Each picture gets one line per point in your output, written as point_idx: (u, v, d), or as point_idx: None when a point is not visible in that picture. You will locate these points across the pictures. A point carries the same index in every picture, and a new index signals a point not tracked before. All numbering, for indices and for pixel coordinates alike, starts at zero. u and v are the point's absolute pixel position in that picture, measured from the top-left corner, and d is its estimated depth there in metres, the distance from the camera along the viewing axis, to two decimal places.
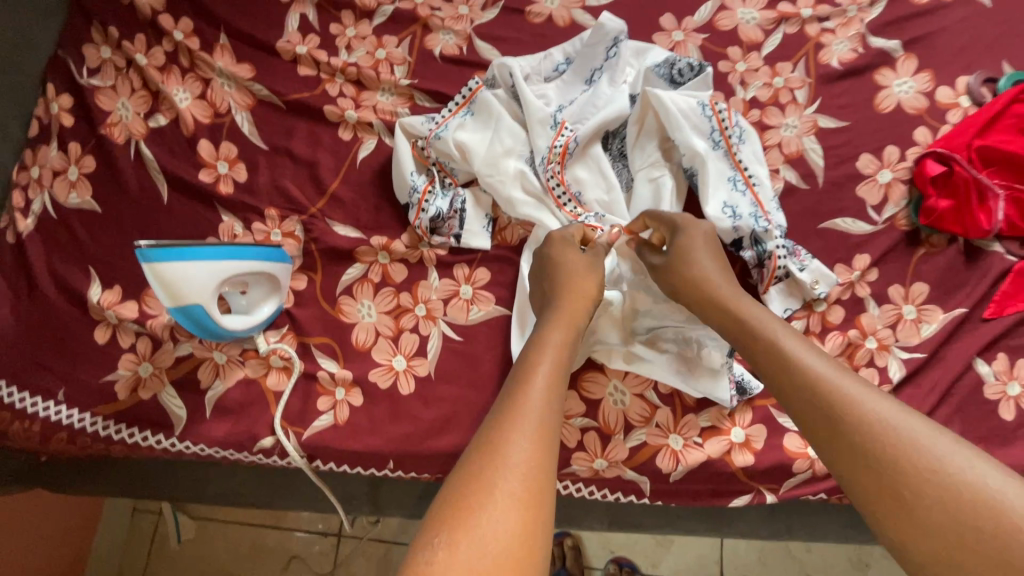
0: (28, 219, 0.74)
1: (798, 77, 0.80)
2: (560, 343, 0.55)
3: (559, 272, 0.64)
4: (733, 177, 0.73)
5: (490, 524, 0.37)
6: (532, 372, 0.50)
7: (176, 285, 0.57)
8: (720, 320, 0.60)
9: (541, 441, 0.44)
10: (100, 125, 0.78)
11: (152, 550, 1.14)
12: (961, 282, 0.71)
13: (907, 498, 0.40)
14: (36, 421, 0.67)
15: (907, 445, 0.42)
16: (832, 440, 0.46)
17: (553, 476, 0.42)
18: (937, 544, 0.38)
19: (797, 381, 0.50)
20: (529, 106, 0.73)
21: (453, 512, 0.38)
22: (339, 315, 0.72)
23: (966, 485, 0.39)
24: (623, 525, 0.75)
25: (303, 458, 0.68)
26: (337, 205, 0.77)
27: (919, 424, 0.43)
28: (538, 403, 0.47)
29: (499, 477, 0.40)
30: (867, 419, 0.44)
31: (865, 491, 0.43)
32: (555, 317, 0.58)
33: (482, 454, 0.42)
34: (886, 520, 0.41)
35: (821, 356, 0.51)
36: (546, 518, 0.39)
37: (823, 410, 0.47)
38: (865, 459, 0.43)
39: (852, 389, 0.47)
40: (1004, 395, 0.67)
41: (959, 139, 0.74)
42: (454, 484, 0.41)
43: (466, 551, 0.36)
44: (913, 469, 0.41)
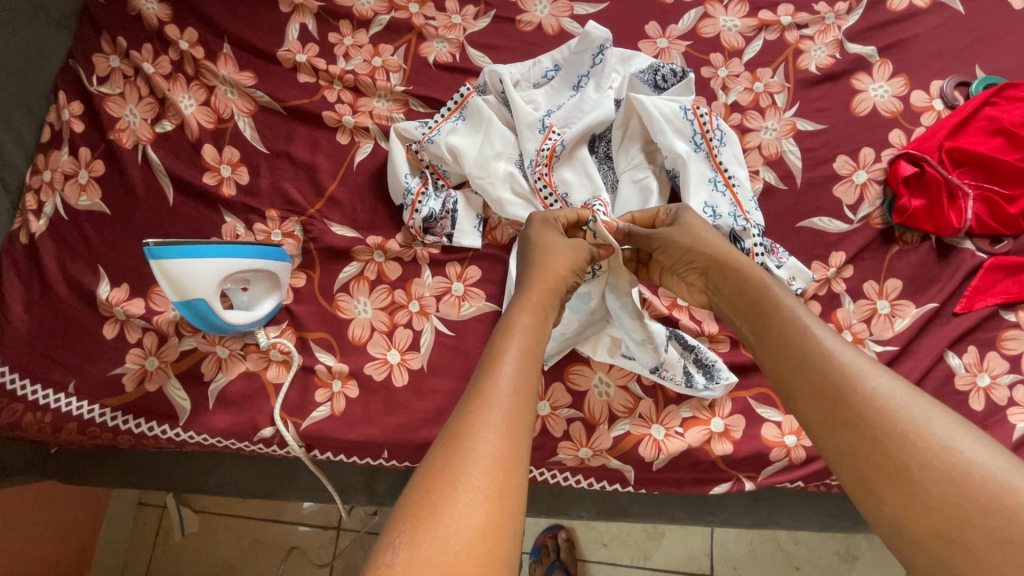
0: (40, 221, 0.77)
1: (778, 82, 0.83)
2: (528, 328, 0.56)
3: (539, 259, 0.64)
4: (713, 178, 0.76)
5: (453, 520, 0.39)
6: (498, 361, 0.51)
7: (182, 281, 0.60)
8: (727, 296, 0.61)
9: (506, 436, 0.45)
10: (109, 131, 0.82)
11: (156, 543, 1.17)
12: (934, 278, 0.74)
13: (906, 471, 0.41)
14: (48, 412, 0.70)
15: (913, 422, 0.43)
16: (836, 414, 0.47)
17: (519, 469, 0.44)
18: (928, 514, 0.40)
19: (806, 356, 0.51)
20: (518, 111, 0.77)
21: (415, 510, 0.40)
22: (335, 311, 0.75)
23: (966, 461, 0.40)
24: (610, 513, 0.78)
25: (302, 448, 0.71)
26: (334, 206, 0.80)
27: (923, 403, 0.44)
28: (505, 392, 0.48)
29: (465, 472, 0.42)
30: (876, 395, 0.45)
31: (862, 462, 0.44)
32: (525, 302, 0.59)
33: (451, 448, 0.44)
34: (879, 491, 0.42)
35: (830, 332, 0.52)
36: (510, 510, 0.42)
37: (834, 385, 0.48)
38: (870, 434, 0.44)
39: (861, 367, 0.48)
40: (974, 386, 0.70)
41: (931, 141, 0.77)
42: (420, 480, 0.42)
43: (429, 548, 0.38)
44: (916, 445, 0.42)
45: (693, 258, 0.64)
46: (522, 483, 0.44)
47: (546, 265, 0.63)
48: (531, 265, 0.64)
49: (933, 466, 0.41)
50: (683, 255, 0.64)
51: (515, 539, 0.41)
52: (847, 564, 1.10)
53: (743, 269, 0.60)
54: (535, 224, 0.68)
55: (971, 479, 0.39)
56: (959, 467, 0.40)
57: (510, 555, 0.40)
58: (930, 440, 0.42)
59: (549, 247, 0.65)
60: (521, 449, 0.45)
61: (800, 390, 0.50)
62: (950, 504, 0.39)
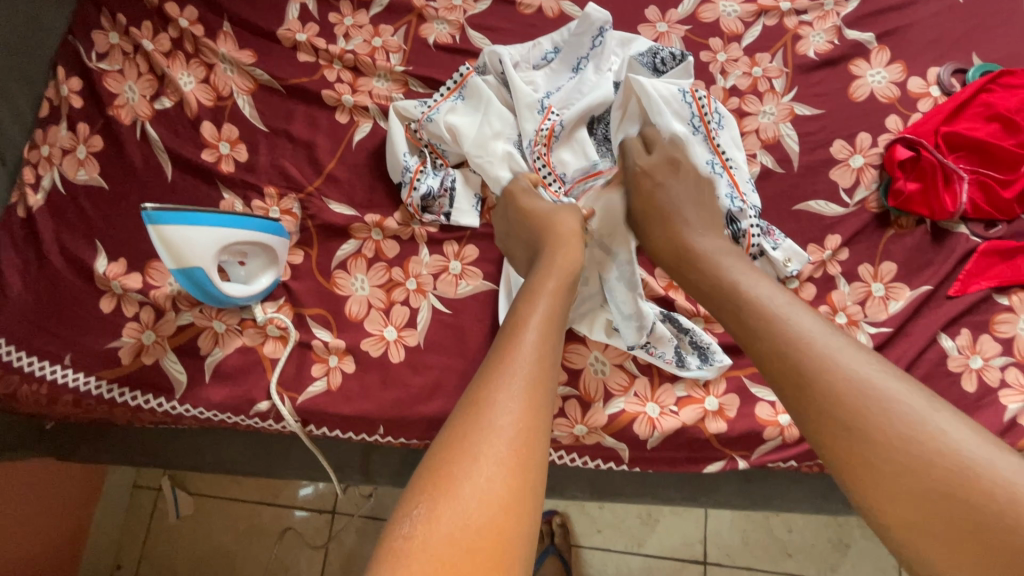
0: (38, 194, 0.77)
1: (776, 67, 0.84)
2: (552, 296, 0.58)
3: (548, 227, 0.67)
4: (711, 160, 0.76)
5: (474, 491, 0.41)
6: (523, 331, 0.52)
7: (179, 248, 0.60)
8: (696, 280, 0.65)
9: (529, 405, 0.46)
10: (108, 106, 0.81)
11: (150, 526, 1.17)
12: (928, 261, 0.75)
13: (872, 458, 0.44)
14: (44, 384, 0.70)
15: (882, 408, 0.45)
16: (805, 401, 0.49)
17: (540, 436, 0.45)
18: (894, 499, 0.42)
19: (775, 341, 0.53)
20: (518, 91, 0.77)
21: (433, 480, 0.41)
22: (333, 287, 0.76)
23: (935, 447, 0.42)
24: (604, 493, 0.79)
25: (298, 423, 0.71)
26: (333, 184, 0.80)
27: (893, 385, 0.47)
28: (528, 363, 0.49)
29: (486, 441, 0.43)
30: (843, 382, 0.47)
31: (832, 447, 0.46)
32: (552, 270, 0.61)
33: (471, 417, 0.45)
34: (850, 476, 0.45)
35: (802, 314, 0.54)
36: (531, 479, 0.43)
37: (799, 372, 0.50)
38: (838, 421, 0.46)
39: (830, 350, 0.50)
40: (967, 368, 0.71)
41: (927, 126, 0.78)
42: (439, 450, 0.44)
43: (448, 518, 0.39)
44: (883, 433, 0.44)
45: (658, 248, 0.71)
46: (543, 450, 0.45)
47: (561, 238, 0.66)
48: (546, 236, 0.67)
49: (898, 454, 0.43)
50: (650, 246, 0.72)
51: (536, 505, 0.42)
52: (840, 552, 1.11)
53: (709, 258, 0.65)
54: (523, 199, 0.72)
55: (938, 467, 0.41)
56: (931, 455, 0.42)
57: (530, 521, 0.41)
58: (897, 428, 0.44)
59: (536, 213, 0.70)
60: (541, 420, 0.46)
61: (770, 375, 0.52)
62: (915, 490, 0.42)
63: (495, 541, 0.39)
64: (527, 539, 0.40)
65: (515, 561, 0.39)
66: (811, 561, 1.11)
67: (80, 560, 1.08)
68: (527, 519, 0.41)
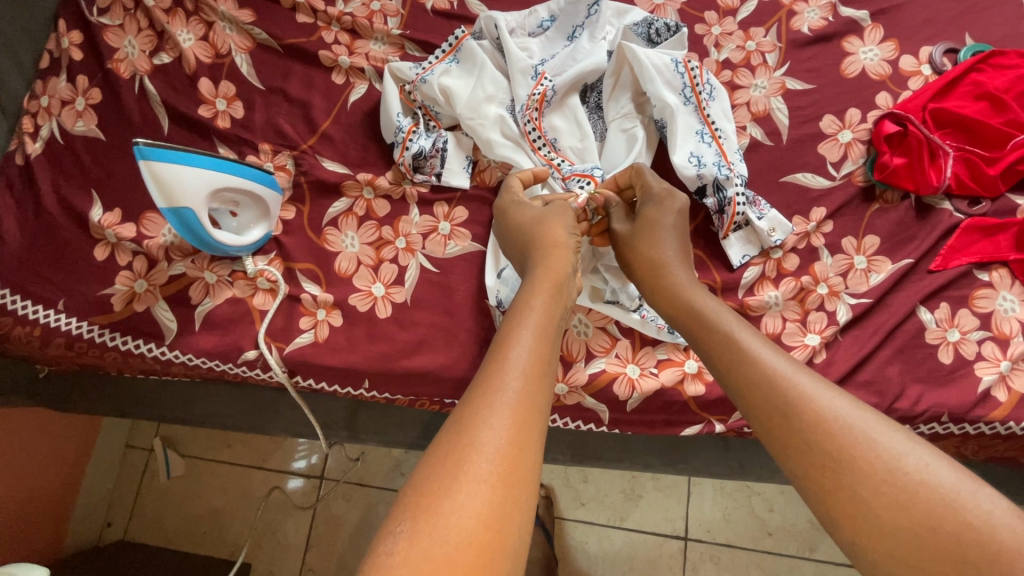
0: (36, 143, 0.78)
1: (770, 41, 0.84)
2: (543, 309, 0.57)
3: (538, 237, 0.66)
4: (700, 130, 0.77)
5: (456, 510, 0.39)
6: (510, 348, 0.51)
7: (170, 185, 0.62)
8: (667, 306, 0.64)
9: (514, 424, 0.45)
10: (107, 60, 0.82)
11: (142, 484, 1.19)
12: (911, 235, 0.76)
13: (856, 494, 0.42)
14: (37, 326, 0.71)
15: (860, 441, 0.44)
16: (783, 436, 0.47)
17: (530, 455, 0.44)
18: (877, 534, 0.40)
19: (754, 376, 0.51)
20: (512, 56, 0.78)
21: (418, 496, 0.40)
22: (323, 243, 0.77)
23: (914, 480, 0.41)
24: (585, 456, 0.80)
25: (284, 373, 0.73)
26: (327, 143, 0.82)
27: (868, 417, 0.45)
28: (514, 380, 0.48)
29: (471, 458, 0.42)
30: (823, 415, 0.46)
31: (816, 483, 0.44)
32: (538, 288, 0.59)
33: (455, 434, 0.44)
34: (832, 513, 0.43)
35: (775, 351, 0.53)
36: (517, 498, 0.42)
37: (779, 407, 0.48)
38: (819, 456, 0.44)
39: (809, 384, 0.49)
40: (944, 340, 0.72)
41: (916, 102, 0.78)
42: (422, 468, 0.42)
43: (429, 536, 0.38)
44: (862, 467, 0.42)
45: (635, 267, 0.68)
46: (531, 466, 0.44)
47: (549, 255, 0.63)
48: (534, 245, 0.65)
49: (878, 488, 0.41)
50: (630, 265, 0.69)
51: (523, 525, 0.41)
52: (819, 532, 1.12)
53: (683, 288, 0.63)
54: (512, 210, 0.70)
55: (918, 500, 0.40)
56: (909, 487, 0.40)
57: (514, 542, 0.40)
58: (878, 462, 0.42)
59: (529, 220, 0.68)
60: (529, 435, 0.45)
61: (753, 411, 0.51)
62: (898, 526, 0.39)
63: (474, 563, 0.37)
64: (512, 560, 0.39)
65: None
66: (791, 540, 1.12)
67: (71, 514, 1.09)
68: (512, 540, 0.40)
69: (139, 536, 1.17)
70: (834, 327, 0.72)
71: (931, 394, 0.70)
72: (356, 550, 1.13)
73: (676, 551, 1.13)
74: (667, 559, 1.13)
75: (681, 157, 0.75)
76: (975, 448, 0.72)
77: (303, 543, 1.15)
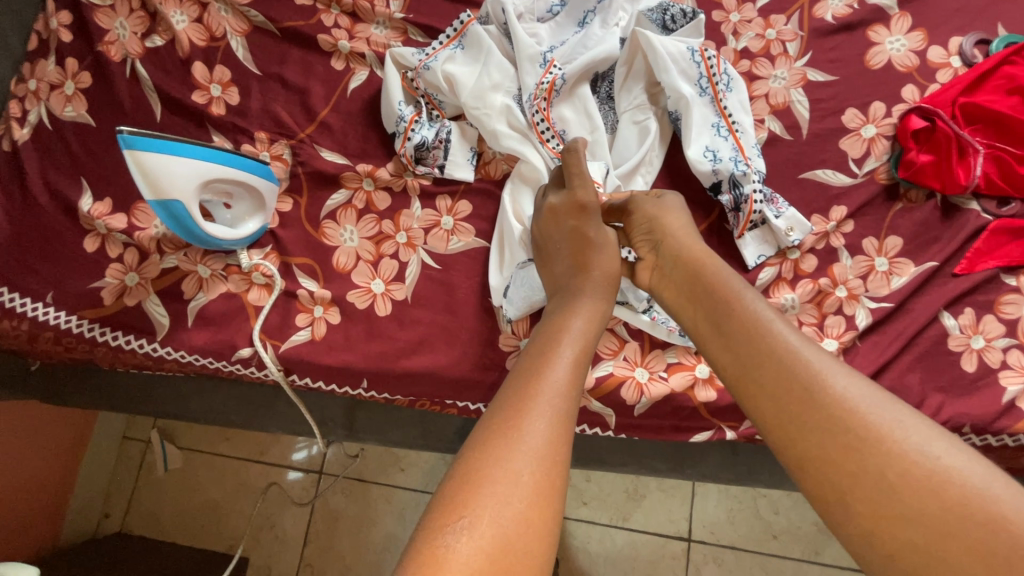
0: (24, 129, 0.75)
1: (791, 29, 0.80)
2: (585, 323, 0.56)
3: (583, 256, 0.64)
4: (717, 123, 0.73)
5: (506, 512, 0.40)
6: (553, 357, 0.51)
7: (156, 177, 0.59)
8: (676, 276, 0.60)
9: (561, 430, 0.46)
10: (97, 42, 0.78)
11: (139, 476, 1.18)
12: (936, 237, 0.72)
13: (880, 478, 0.41)
14: (24, 320, 0.68)
15: (884, 425, 0.42)
16: (801, 415, 0.45)
17: (566, 458, 0.45)
18: (897, 520, 0.39)
19: (770, 353, 0.49)
20: (519, 42, 0.74)
21: (462, 492, 0.41)
22: (321, 237, 0.74)
23: (941, 466, 0.40)
24: (589, 461, 0.78)
25: (279, 371, 0.70)
26: (326, 132, 0.78)
27: (886, 400, 0.44)
28: (560, 388, 0.49)
29: (515, 458, 0.43)
30: (845, 396, 0.44)
31: (833, 465, 0.43)
32: (584, 304, 0.59)
33: (501, 434, 0.44)
34: (852, 501, 0.41)
35: (792, 327, 0.50)
36: (557, 505, 0.43)
37: (800, 385, 0.46)
38: (842, 439, 0.43)
39: (829, 363, 0.47)
40: (968, 348, 0.69)
41: (944, 97, 0.74)
42: (468, 467, 0.43)
43: (482, 531, 0.39)
44: (888, 449, 0.41)
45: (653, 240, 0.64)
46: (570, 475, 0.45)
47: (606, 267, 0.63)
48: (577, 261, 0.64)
49: (904, 472, 0.40)
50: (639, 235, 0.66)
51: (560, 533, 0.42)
52: (825, 536, 1.10)
53: (690, 259, 0.60)
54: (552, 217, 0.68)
55: (945, 488, 0.39)
56: (936, 474, 0.40)
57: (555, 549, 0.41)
58: (903, 445, 0.41)
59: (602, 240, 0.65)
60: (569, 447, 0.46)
61: (767, 390, 0.48)
62: (922, 512, 0.39)
63: (519, 565, 0.38)
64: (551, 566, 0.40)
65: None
66: (796, 543, 1.10)
67: (67, 506, 1.08)
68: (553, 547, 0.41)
69: (136, 528, 1.16)
70: (853, 332, 0.69)
71: (953, 403, 0.67)
72: (355, 547, 1.12)
73: (679, 552, 1.11)
74: (669, 560, 1.11)
75: (696, 151, 0.72)
76: (996, 459, 0.69)
77: (301, 539, 1.13)
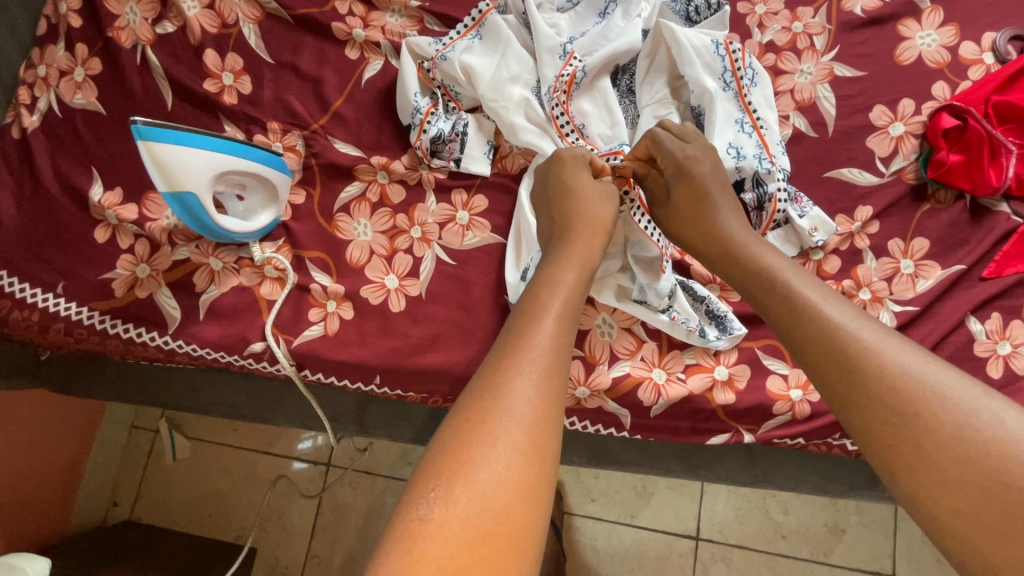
0: (33, 116, 0.74)
1: (818, 23, 0.78)
2: (571, 284, 0.55)
3: (576, 214, 0.63)
4: (740, 119, 0.71)
5: (489, 477, 0.40)
6: (537, 318, 0.50)
7: (171, 169, 0.58)
8: (725, 263, 0.62)
9: (545, 393, 0.45)
10: (107, 28, 0.77)
11: (148, 465, 1.18)
12: (963, 239, 0.71)
13: (920, 448, 0.41)
14: (35, 311, 0.67)
15: (926, 396, 0.42)
16: (843, 385, 0.46)
17: (554, 419, 0.44)
18: (940, 487, 0.39)
19: (814, 329, 0.50)
20: (539, 33, 0.72)
21: (447, 460, 0.40)
22: (334, 231, 0.73)
23: (986, 435, 0.39)
24: (603, 460, 0.77)
25: (292, 366, 0.69)
26: (339, 123, 0.77)
27: (936, 369, 0.44)
28: (545, 350, 0.48)
29: (498, 422, 0.42)
30: (887, 368, 0.44)
31: (876, 437, 0.43)
32: (565, 258, 0.58)
33: (486, 398, 0.44)
34: (896, 468, 0.42)
35: (840, 303, 0.51)
36: (543, 469, 0.42)
37: (841, 358, 0.47)
38: (881, 409, 0.43)
39: (871, 337, 0.47)
40: (994, 353, 0.67)
41: (976, 95, 0.72)
42: (452, 433, 0.42)
43: (465, 502, 0.38)
44: (928, 420, 0.41)
45: (688, 232, 0.66)
46: (558, 438, 0.44)
47: (587, 216, 0.62)
48: (566, 221, 0.63)
49: (945, 442, 0.40)
50: (680, 235, 0.67)
51: (548, 499, 0.41)
52: (835, 537, 1.08)
53: (740, 244, 0.61)
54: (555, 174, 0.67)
55: (989, 456, 0.38)
56: (978, 443, 0.39)
57: (541, 515, 0.40)
58: (944, 415, 0.41)
59: (587, 189, 0.64)
60: (556, 409, 0.45)
61: (809, 363, 0.49)
62: (964, 479, 0.38)
63: (506, 531, 0.38)
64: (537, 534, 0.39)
65: (528, 549, 0.38)
66: (805, 544, 1.09)
67: (77, 494, 1.08)
68: (539, 510, 0.40)
69: (145, 516, 1.16)
70: None
71: None
72: (362, 539, 1.12)
73: (687, 550, 1.11)
74: (677, 558, 1.11)
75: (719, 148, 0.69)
76: None
77: (309, 530, 1.13)
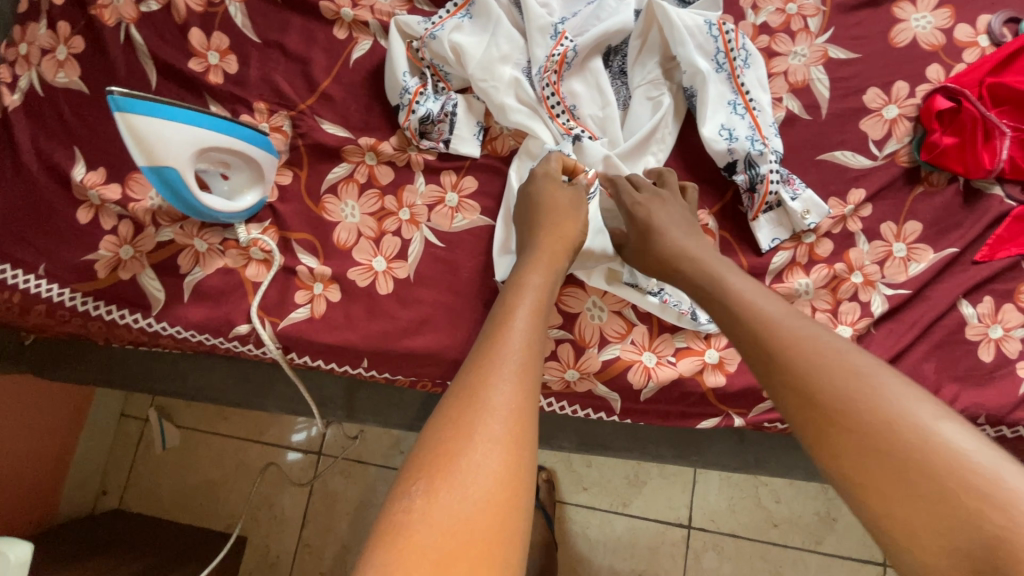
0: (15, 95, 0.73)
1: (813, 4, 0.77)
2: (540, 285, 0.56)
3: (550, 214, 0.64)
4: (733, 100, 0.71)
5: (473, 468, 0.39)
6: (508, 316, 0.50)
7: (150, 143, 0.57)
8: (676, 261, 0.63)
9: (521, 386, 0.45)
10: (90, 6, 0.75)
11: (137, 453, 1.17)
12: (957, 222, 0.70)
13: (851, 432, 0.42)
14: (15, 292, 0.66)
15: (860, 383, 0.44)
16: (787, 377, 0.47)
17: (533, 413, 0.44)
18: (868, 471, 0.40)
19: (758, 323, 0.51)
20: (529, 12, 0.71)
21: (431, 455, 0.40)
22: (321, 212, 0.72)
23: (908, 419, 0.41)
24: (592, 446, 0.76)
25: (278, 349, 0.68)
26: (327, 104, 0.76)
27: (865, 361, 0.46)
28: (518, 343, 0.48)
29: (478, 417, 0.42)
30: (827, 357, 0.46)
31: (813, 424, 0.44)
32: (535, 260, 0.59)
33: (466, 393, 0.43)
34: (827, 453, 0.43)
35: (780, 301, 0.53)
36: (526, 461, 0.41)
37: (781, 349, 0.48)
38: (818, 396, 0.45)
39: (807, 331, 0.49)
40: (985, 337, 0.67)
41: (970, 77, 0.71)
42: (433, 430, 0.41)
43: (446, 497, 0.37)
44: (861, 405, 0.42)
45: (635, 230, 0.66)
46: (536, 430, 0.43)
47: (557, 225, 0.63)
48: (539, 220, 0.64)
49: (879, 427, 0.41)
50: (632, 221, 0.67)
51: (529, 492, 0.40)
52: (827, 526, 1.08)
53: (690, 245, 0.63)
54: (537, 178, 0.67)
55: (909, 441, 0.40)
56: (903, 427, 0.40)
57: (524, 509, 0.39)
58: (874, 402, 0.42)
59: (557, 200, 0.65)
60: (533, 404, 0.44)
61: (756, 357, 0.50)
62: (891, 461, 0.40)
63: (492, 524, 0.37)
64: (522, 527, 0.39)
65: (511, 547, 0.37)
66: (797, 532, 1.09)
67: (64, 482, 1.07)
68: (523, 502, 0.39)
69: (134, 505, 1.15)
70: (868, 319, 0.67)
71: (968, 393, 0.65)
72: (353, 528, 1.11)
73: (678, 539, 1.11)
74: (668, 547, 1.10)
75: (711, 130, 0.69)
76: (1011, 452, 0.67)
77: (300, 519, 1.13)
